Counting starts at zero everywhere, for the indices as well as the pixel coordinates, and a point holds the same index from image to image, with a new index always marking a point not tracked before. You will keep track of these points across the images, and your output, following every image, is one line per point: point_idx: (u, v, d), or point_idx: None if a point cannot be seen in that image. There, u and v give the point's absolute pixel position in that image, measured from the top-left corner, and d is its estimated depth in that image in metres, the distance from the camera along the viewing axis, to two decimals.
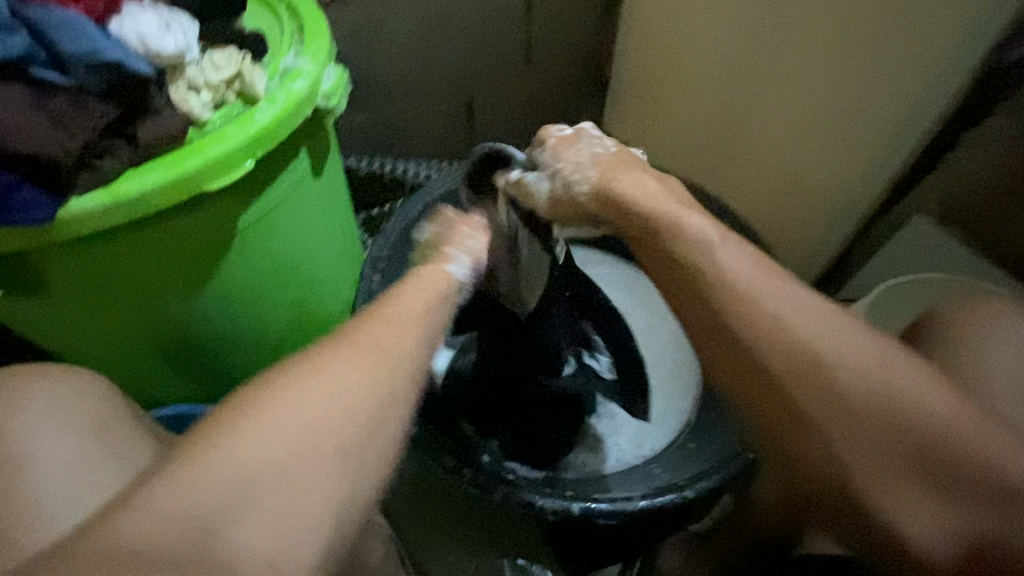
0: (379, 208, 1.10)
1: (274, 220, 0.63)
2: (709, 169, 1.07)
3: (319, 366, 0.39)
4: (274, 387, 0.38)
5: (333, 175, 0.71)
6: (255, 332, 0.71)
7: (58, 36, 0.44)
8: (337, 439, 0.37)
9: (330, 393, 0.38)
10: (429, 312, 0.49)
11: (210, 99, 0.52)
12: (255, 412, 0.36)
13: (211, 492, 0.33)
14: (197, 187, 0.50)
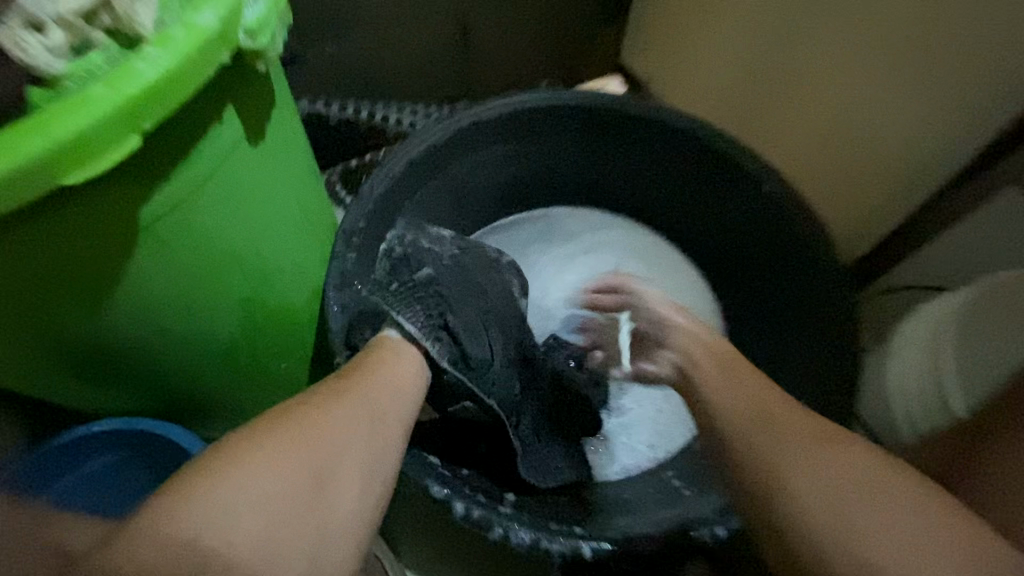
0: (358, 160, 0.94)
1: (198, 205, 0.50)
2: (755, 116, 0.90)
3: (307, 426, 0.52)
4: (291, 426, 0.52)
5: (279, 140, 0.56)
6: (196, 335, 0.59)
7: None
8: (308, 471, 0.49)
9: (284, 470, 0.49)
10: (387, 370, 0.62)
11: (63, 43, 0.35)
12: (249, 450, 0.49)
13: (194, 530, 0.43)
14: (50, 179, 0.35)
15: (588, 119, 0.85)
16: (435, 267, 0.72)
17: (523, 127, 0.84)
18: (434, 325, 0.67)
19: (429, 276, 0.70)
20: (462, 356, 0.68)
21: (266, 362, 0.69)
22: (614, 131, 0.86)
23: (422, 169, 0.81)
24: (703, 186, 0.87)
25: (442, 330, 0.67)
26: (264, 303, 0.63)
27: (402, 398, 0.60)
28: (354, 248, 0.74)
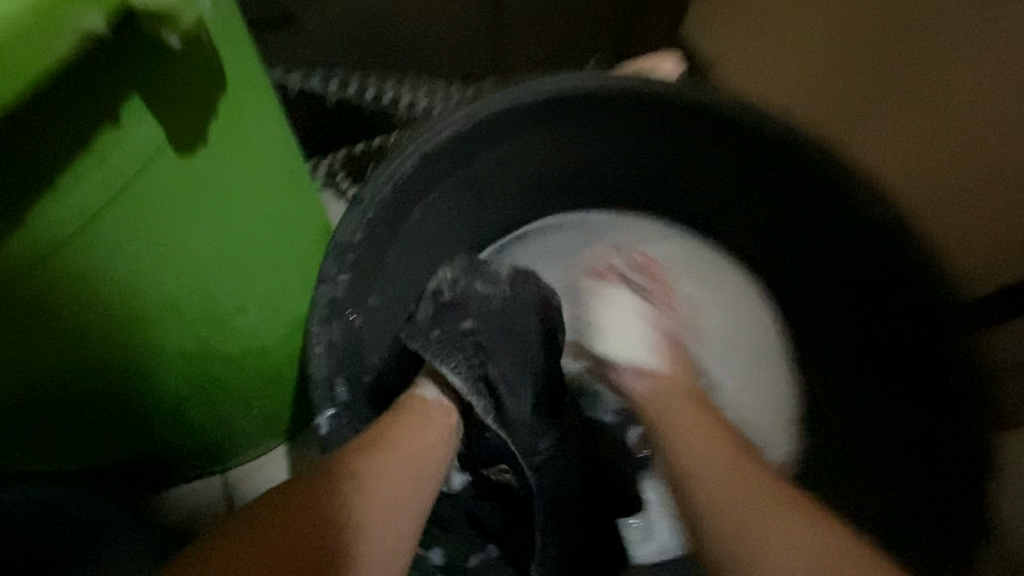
0: (366, 145, 0.78)
1: (110, 232, 0.39)
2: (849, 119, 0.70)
3: (346, 479, 0.50)
4: (330, 481, 0.49)
5: (239, 144, 0.44)
6: (130, 377, 0.49)
7: None
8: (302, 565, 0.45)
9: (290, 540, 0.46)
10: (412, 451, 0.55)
11: None
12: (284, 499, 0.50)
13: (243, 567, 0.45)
14: None
15: (654, 112, 0.65)
16: (477, 313, 0.64)
17: (561, 110, 0.64)
18: (475, 376, 0.61)
19: (473, 330, 0.63)
20: (501, 408, 0.61)
21: (226, 388, 0.58)
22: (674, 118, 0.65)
23: (443, 161, 0.63)
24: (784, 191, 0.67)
25: (482, 382, 0.61)
26: (217, 325, 0.51)
27: (430, 459, 0.55)
28: (348, 268, 0.57)
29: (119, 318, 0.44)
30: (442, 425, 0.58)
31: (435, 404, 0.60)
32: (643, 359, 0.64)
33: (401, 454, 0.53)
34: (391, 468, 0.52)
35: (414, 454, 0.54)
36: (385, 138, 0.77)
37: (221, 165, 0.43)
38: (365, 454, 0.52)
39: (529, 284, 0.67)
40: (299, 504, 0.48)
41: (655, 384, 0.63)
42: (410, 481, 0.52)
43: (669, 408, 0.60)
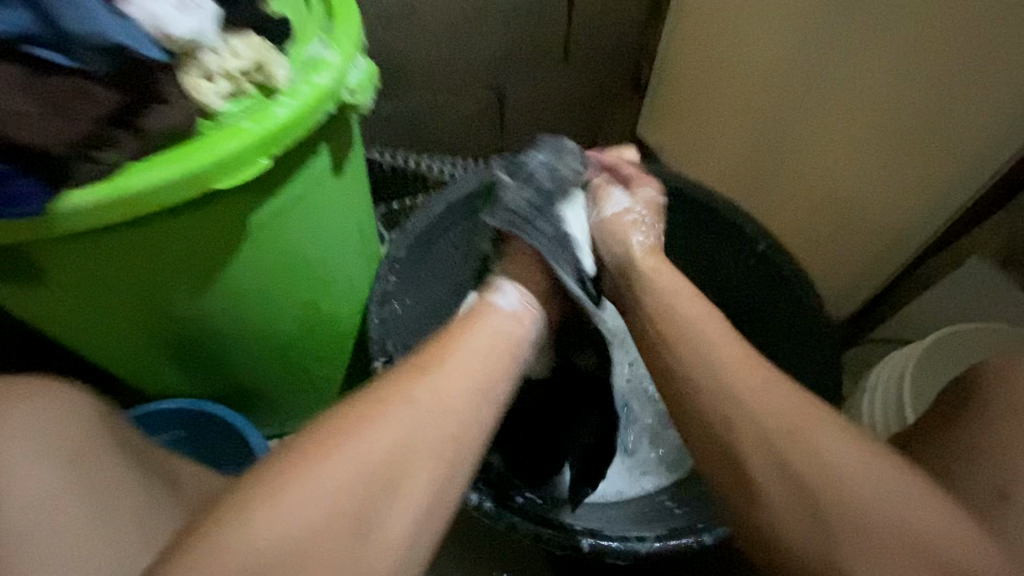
0: (400, 203, 1.04)
1: (289, 223, 0.58)
2: (749, 187, 1.01)
3: (398, 401, 0.43)
4: (384, 410, 0.43)
5: (355, 169, 0.66)
6: (260, 328, 0.66)
7: (55, 5, 0.38)
8: (366, 490, 0.40)
9: (360, 471, 0.40)
10: (485, 361, 0.50)
11: (227, 89, 0.47)
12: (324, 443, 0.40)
13: (308, 518, 0.37)
14: (206, 187, 0.45)
15: None
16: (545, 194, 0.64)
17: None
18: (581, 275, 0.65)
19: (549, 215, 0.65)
20: (586, 276, 0.65)
21: (309, 363, 0.75)
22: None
23: (463, 210, 0.86)
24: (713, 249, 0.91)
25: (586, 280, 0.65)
26: (317, 310, 0.70)
27: (503, 354, 0.52)
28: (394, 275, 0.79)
29: (271, 292, 0.63)
30: (496, 326, 0.54)
31: (499, 324, 0.54)
32: (634, 207, 0.67)
33: (458, 366, 0.48)
34: (445, 377, 0.46)
35: (478, 363, 0.49)
36: (413, 200, 1.04)
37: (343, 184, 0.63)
38: (417, 369, 0.46)
39: (567, 144, 0.69)
40: (345, 435, 0.41)
41: (647, 255, 0.62)
42: (470, 396, 0.46)
43: (661, 267, 0.61)
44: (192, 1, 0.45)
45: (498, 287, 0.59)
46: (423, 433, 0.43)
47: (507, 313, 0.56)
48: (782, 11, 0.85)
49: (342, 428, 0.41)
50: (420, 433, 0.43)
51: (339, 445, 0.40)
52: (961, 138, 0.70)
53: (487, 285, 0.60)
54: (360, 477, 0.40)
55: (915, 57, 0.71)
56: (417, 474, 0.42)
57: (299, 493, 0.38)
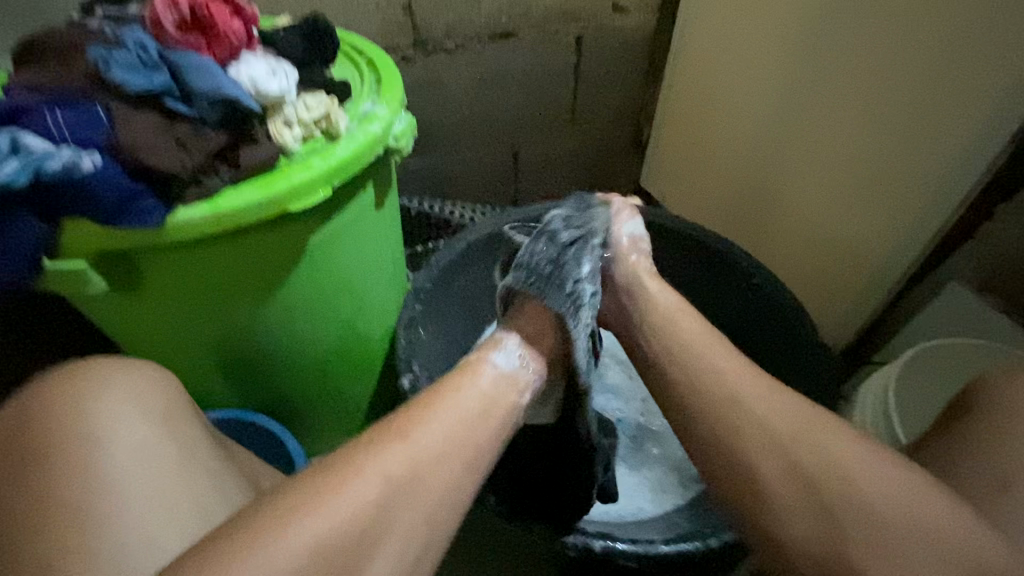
0: (423, 245, 1.14)
1: (336, 244, 0.66)
2: (743, 228, 1.10)
3: (394, 442, 0.46)
4: (358, 470, 0.44)
5: (393, 207, 0.75)
6: (306, 344, 0.72)
7: (190, 74, 0.52)
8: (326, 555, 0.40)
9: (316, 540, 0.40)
10: (467, 427, 0.50)
11: (300, 134, 0.58)
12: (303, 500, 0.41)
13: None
14: (281, 209, 0.55)
15: None
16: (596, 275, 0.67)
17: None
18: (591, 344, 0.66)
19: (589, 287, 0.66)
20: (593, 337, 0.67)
21: (345, 381, 0.80)
22: (639, 231, 0.98)
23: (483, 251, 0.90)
24: (714, 284, 0.96)
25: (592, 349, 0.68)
26: (357, 328, 0.77)
27: (487, 425, 0.52)
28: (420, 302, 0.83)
29: (319, 308, 0.70)
30: (483, 394, 0.54)
31: (494, 380, 0.56)
32: (591, 285, 0.65)
33: (451, 415, 0.50)
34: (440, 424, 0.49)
35: (470, 410, 0.52)
36: (436, 242, 1.14)
37: (381, 217, 0.72)
38: (415, 415, 0.49)
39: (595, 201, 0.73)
40: (338, 484, 0.43)
41: (672, 301, 0.62)
42: (458, 456, 0.48)
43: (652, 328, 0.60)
44: (281, 69, 0.58)
45: (500, 343, 0.60)
46: (412, 489, 0.44)
47: (511, 376, 0.57)
48: (761, 74, 0.98)
49: (342, 471, 0.43)
50: (415, 477, 0.45)
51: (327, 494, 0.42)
52: (926, 173, 0.79)
53: (490, 341, 0.61)
54: (355, 513, 0.42)
55: (877, 103, 0.82)
56: (412, 519, 0.44)
57: (262, 551, 0.38)
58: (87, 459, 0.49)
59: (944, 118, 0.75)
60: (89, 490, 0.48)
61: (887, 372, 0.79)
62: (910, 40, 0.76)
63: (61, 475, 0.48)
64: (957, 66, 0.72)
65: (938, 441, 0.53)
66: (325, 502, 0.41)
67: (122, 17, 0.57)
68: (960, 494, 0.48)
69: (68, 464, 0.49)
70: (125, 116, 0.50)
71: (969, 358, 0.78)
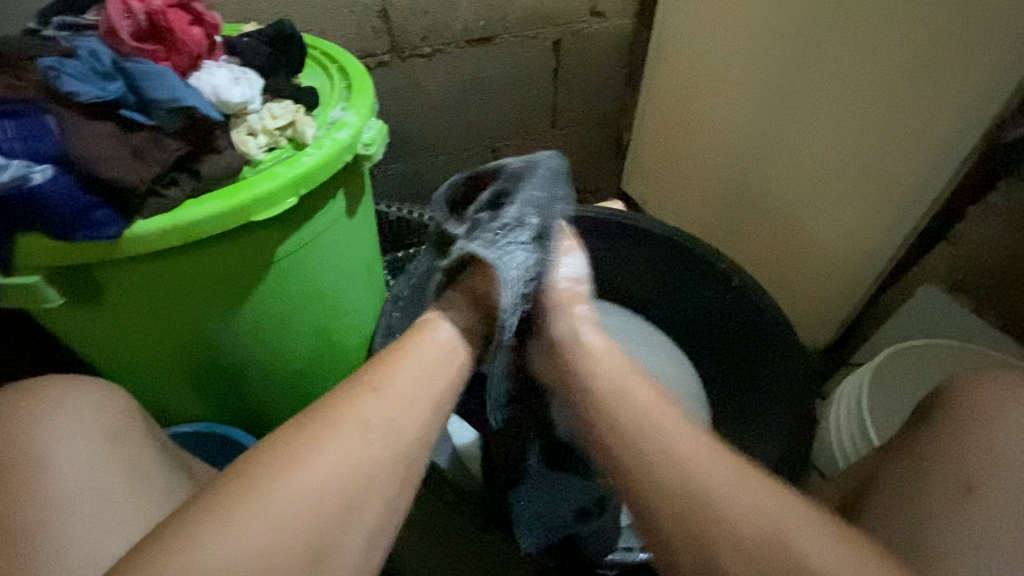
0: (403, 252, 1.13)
1: (305, 254, 0.65)
2: (721, 230, 1.10)
3: (342, 423, 0.45)
4: (299, 446, 0.43)
5: (366, 214, 0.74)
6: (277, 356, 0.71)
7: (147, 84, 0.51)
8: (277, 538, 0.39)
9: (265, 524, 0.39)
10: (416, 387, 0.49)
11: (265, 142, 0.57)
12: (247, 489, 0.40)
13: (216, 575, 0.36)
14: (245, 219, 0.54)
15: (605, 229, 0.98)
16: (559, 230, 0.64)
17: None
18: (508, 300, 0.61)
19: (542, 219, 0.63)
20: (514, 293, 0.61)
21: (320, 392, 0.79)
22: (620, 236, 0.98)
23: None
24: (694, 288, 0.96)
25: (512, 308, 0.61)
26: (329, 338, 0.75)
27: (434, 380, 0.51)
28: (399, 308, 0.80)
29: (289, 318, 0.68)
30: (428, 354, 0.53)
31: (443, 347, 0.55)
32: (581, 280, 0.65)
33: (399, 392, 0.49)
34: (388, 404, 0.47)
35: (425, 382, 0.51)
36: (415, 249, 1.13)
37: (353, 226, 0.71)
38: (372, 379, 0.49)
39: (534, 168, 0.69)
40: (285, 465, 0.41)
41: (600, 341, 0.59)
42: (407, 420, 0.47)
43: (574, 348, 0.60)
44: (245, 77, 0.57)
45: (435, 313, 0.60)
46: (364, 457, 0.44)
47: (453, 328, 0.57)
48: (738, 78, 0.98)
49: (287, 458, 0.42)
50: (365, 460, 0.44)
51: (275, 479, 0.40)
52: (898, 176, 0.80)
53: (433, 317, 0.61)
54: (305, 490, 0.41)
55: (850, 106, 0.83)
56: (378, 481, 0.44)
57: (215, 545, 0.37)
58: (35, 478, 0.48)
59: (915, 121, 0.76)
60: (36, 510, 0.47)
61: (861, 374, 0.80)
62: (882, 44, 0.77)
63: (7, 494, 0.47)
64: (927, 70, 0.73)
65: (908, 445, 0.53)
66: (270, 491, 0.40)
67: (79, 24, 0.56)
68: (930, 502, 0.48)
69: (15, 483, 0.47)
70: (76, 128, 0.48)
71: (943, 360, 0.78)
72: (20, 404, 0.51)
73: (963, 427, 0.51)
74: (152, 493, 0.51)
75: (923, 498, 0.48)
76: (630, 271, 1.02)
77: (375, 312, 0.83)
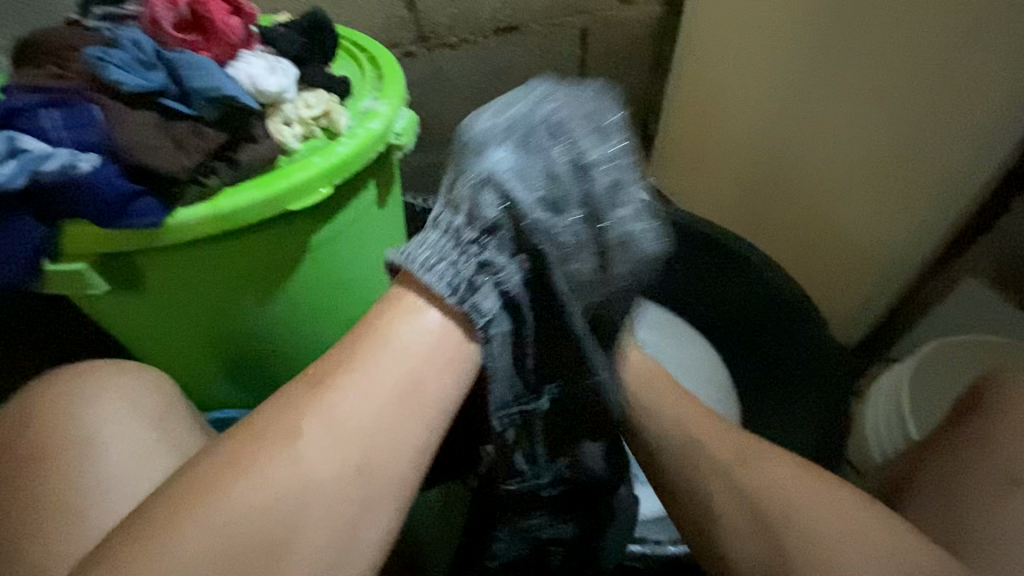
0: None
1: (340, 243, 0.65)
2: (750, 222, 1.08)
3: (300, 425, 0.39)
4: (244, 452, 0.38)
5: (396, 204, 0.74)
6: (310, 343, 0.72)
7: (187, 73, 0.51)
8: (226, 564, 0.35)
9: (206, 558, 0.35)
10: (383, 392, 0.41)
11: (299, 132, 0.57)
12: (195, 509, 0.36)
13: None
14: (281, 208, 0.55)
15: None
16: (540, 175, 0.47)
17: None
18: (463, 282, 0.44)
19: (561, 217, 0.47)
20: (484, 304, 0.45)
21: None
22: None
23: None
24: (725, 281, 0.94)
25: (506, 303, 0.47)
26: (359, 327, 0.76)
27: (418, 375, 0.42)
28: None
29: (320, 306, 0.69)
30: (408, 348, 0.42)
31: (424, 328, 0.43)
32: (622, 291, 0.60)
33: (372, 376, 0.41)
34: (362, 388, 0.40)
35: (413, 361, 0.42)
36: None
37: (382, 217, 0.71)
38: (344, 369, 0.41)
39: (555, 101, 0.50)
40: (232, 472, 0.37)
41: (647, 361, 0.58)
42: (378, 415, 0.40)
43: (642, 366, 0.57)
44: (280, 67, 0.58)
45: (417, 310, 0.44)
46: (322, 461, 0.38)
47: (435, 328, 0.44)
48: (769, 66, 0.96)
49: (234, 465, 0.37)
50: (323, 453, 0.38)
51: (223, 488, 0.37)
52: (939, 166, 0.77)
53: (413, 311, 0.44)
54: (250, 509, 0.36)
55: (888, 93, 0.80)
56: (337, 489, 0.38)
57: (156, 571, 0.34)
58: (83, 459, 0.49)
59: (958, 108, 0.73)
60: (84, 488, 0.48)
61: (901, 368, 0.77)
62: (923, 29, 0.74)
63: (57, 474, 0.49)
64: (971, 56, 0.70)
65: (950, 442, 0.52)
66: (231, 497, 0.36)
67: (120, 15, 0.56)
68: (977, 495, 0.47)
69: (65, 466, 0.49)
70: (121, 116, 0.49)
71: (984, 355, 0.76)
72: (62, 391, 0.53)
73: (1012, 424, 0.49)
74: None
75: (969, 491, 0.47)
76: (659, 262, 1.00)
77: None
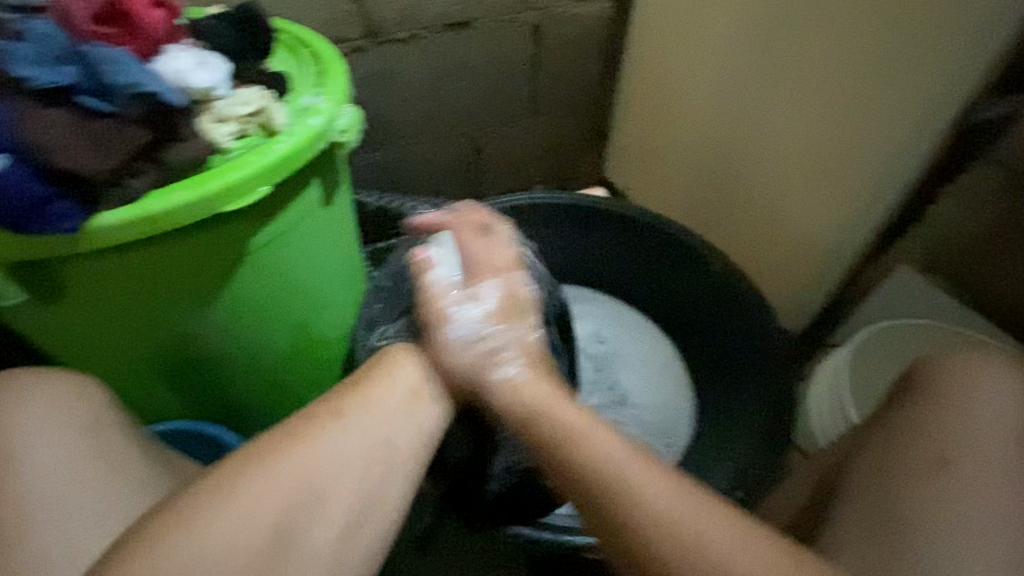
0: (385, 243, 1.11)
1: (284, 242, 0.63)
2: (701, 214, 1.10)
3: (319, 430, 0.47)
4: (276, 440, 0.46)
5: (344, 202, 0.72)
6: (254, 349, 0.69)
7: (101, 66, 0.48)
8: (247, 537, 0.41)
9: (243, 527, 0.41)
10: (389, 412, 0.50)
11: (233, 130, 0.55)
12: (230, 488, 0.42)
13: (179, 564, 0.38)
14: (214, 210, 0.52)
15: (584, 217, 0.97)
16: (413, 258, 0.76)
17: (529, 221, 0.97)
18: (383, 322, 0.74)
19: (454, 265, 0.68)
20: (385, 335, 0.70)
21: (299, 387, 0.78)
22: (600, 224, 0.98)
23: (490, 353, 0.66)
24: (676, 273, 0.96)
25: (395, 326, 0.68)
26: (311, 332, 0.74)
27: (410, 410, 0.52)
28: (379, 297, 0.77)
29: (267, 311, 0.67)
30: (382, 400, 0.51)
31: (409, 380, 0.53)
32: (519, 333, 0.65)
33: (378, 402, 0.50)
34: (317, 450, 0.46)
35: (384, 420, 0.50)
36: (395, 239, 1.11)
37: (327, 219, 0.68)
38: (355, 394, 0.51)
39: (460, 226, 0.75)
40: (264, 462, 0.44)
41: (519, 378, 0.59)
42: (387, 434, 0.49)
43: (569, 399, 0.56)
44: (210, 61, 0.55)
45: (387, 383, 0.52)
46: (338, 457, 0.46)
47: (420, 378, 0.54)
48: (714, 63, 0.98)
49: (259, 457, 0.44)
50: (342, 454, 0.46)
51: (258, 473, 0.43)
52: (872, 159, 0.81)
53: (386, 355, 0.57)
54: (274, 492, 0.43)
55: (825, 89, 0.83)
56: (350, 485, 0.46)
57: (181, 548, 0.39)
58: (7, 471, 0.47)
59: (887, 103, 0.77)
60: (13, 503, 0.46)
61: (839, 354, 0.81)
62: (855, 27, 0.77)
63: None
64: (900, 53, 0.73)
65: (882, 423, 0.54)
66: (253, 486, 0.43)
67: (31, 6, 0.53)
68: (909, 474, 0.49)
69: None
70: (32, 115, 0.46)
71: (918, 338, 0.80)
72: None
73: (938, 407, 0.52)
74: (128, 486, 0.50)
75: (900, 470, 0.49)
76: (612, 257, 1.02)
77: (358, 303, 0.81)
